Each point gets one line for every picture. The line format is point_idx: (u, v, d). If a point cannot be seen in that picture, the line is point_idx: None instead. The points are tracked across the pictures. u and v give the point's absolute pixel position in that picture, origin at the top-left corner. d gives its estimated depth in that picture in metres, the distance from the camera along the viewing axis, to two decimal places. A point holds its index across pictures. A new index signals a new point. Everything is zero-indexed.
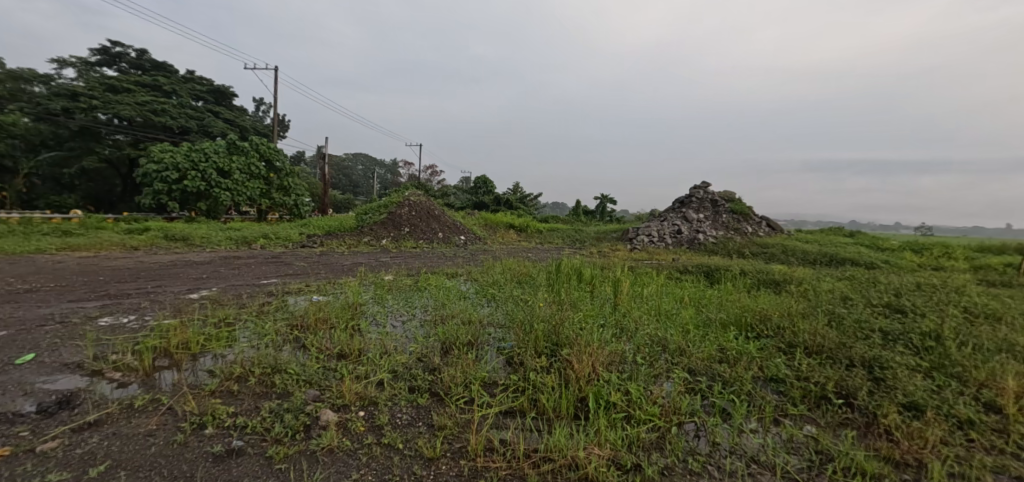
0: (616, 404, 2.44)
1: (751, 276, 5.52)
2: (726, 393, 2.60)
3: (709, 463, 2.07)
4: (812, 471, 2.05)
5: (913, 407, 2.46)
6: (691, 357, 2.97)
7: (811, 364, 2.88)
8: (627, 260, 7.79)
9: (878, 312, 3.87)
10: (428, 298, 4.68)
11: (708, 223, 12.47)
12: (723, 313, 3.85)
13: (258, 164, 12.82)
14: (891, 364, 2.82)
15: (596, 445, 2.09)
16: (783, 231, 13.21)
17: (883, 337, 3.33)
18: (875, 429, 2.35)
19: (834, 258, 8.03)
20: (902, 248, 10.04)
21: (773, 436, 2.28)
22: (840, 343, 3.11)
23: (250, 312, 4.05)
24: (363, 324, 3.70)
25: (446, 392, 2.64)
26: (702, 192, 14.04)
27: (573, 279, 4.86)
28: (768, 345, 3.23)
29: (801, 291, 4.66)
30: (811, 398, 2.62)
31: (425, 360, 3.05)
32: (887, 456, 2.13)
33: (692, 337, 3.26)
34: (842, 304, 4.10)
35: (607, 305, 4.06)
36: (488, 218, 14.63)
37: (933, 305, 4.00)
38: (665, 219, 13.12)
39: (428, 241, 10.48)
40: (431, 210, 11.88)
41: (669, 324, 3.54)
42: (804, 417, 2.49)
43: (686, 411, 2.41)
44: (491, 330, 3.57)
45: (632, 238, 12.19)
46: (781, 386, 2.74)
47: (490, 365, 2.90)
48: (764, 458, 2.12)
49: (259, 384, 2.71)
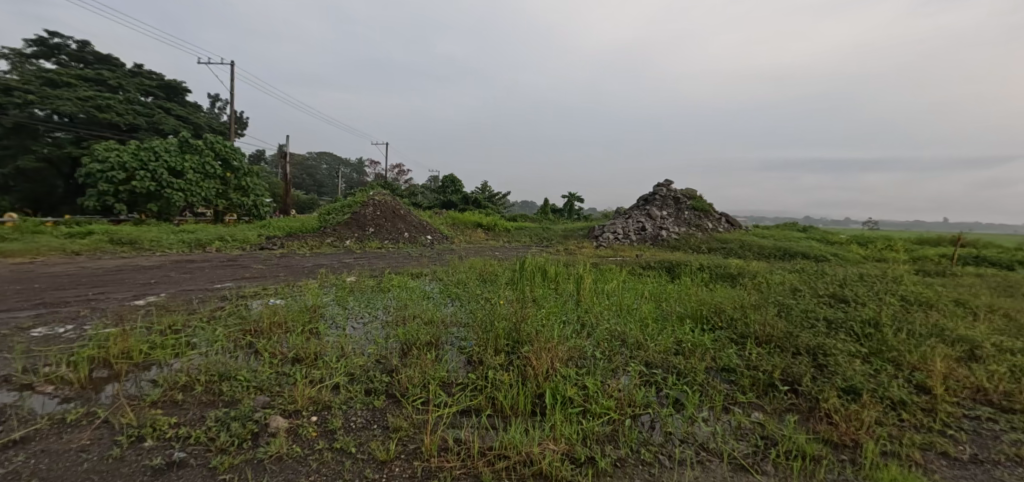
0: (573, 398, 2.46)
1: (709, 270, 5.71)
2: (680, 384, 2.67)
3: (661, 453, 2.11)
4: (757, 456, 2.11)
5: (852, 391, 2.60)
6: (648, 350, 3.02)
7: (760, 353, 3.01)
8: (591, 256, 7.85)
9: (824, 302, 4.07)
10: (391, 299, 4.62)
11: (670, 220, 12.83)
12: (681, 307, 3.96)
13: (213, 163, 12.24)
14: (833, 350, 2.98)
15: (551, 441, 2.11)
16: (742, 227, 13.73)
17: (827, 325, 3.52)
18: (817, 413, 2.46)
19: (787, 252, 8.39)
20: (847, 242, 10.66)
21: (723, 424, 2.37)
22: (787, 332, 3.26)
23: (201, 318, 3.86)
24: (321, 327, 3.60)
25: (404, 393, 2.61)
26: (665, 190, 14.38)
27: (537, 277, 4.88)
28: (722, 336, 3.34)
29: (755, 284, 4.85)
30: (760, 386, 2.72)
31: (384, 361, 3.00)
32: (827, 438, 2.23)
33: (650, 331, 3.33)
34: (792, 295, 4.29)
35: (570, 301, 4.11)
36: (456, 217, 14.55)
37: (873, 294, 4.25)
38: (630, 216, 13.38)
39: (393, 240, 10.33)
40: (397, 210, 11.69)
41: (629, 319, 3.62)
42: (753, 404, 2.59)
43: (641, 403, 2.46)
44: (453, 330, 3.54)
45: (598, 235, 12.35)
46: (732, 375, 2.84)
47: (450, 364, 2.88)
48: (714, 444, 2.18)
49: (206, 393, 2.59)
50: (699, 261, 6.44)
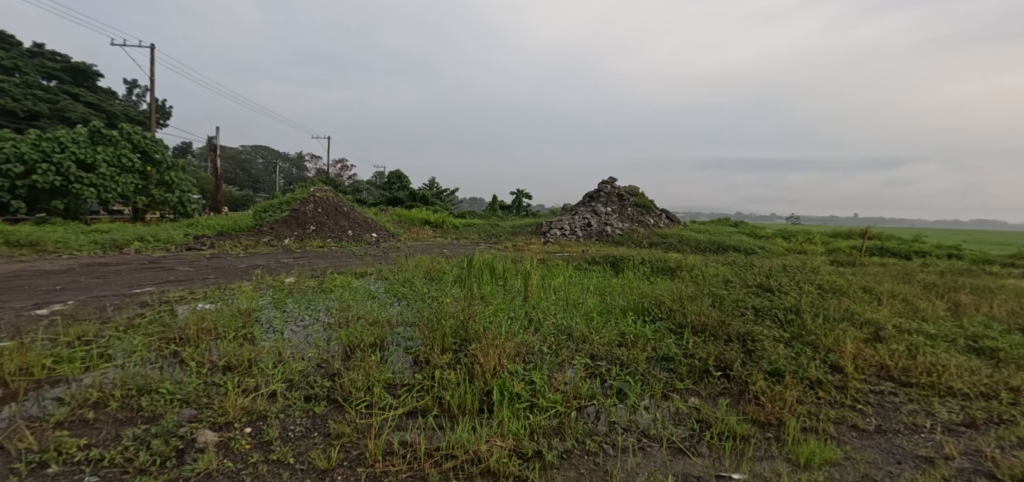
0: (520, 393, 2.48)
1: (650, 264, 5.97)
2: (622, 375, 2.78)
3: (605, 442, 2.18)
4: (693, 438, 2.23)
5: (776, 373, 2.81)
6: (593, 343, 3.11)
7: (696, 342, 3.19)
8: (538, 252, 7.96)
9: (752, 291, 4.39)
10: (333, 299, 4.43)
11: (615, 216, 13.29)
12: (624, 300, 4.11)
13: (131, 156, 11.14)
14: (760, 336, 3.21)
15: (499, 437, 2.12)
16: (680, 222, 14.48)
17: (756, 313, 3.79)
18: (746, 395, 2.64)
19: (720, 245, 8.95)
20: (772, 235, 11.56)
21: (663, 411, 2.48)
22: (720, 320, 3.47)
23: (117, 327, 3.50)
24: (257, 331, 3.38)
25: (346, 398, 2.52)
26: (610, 187, 14.86)
27: (485, 274, 4.87)
28: (661, 327, 3.51)
29: (691, 276, 5.14)
30: (696, 373, 2.88)
31: (325, 365, 2.88)
32: (755, 418, 2.39)
33: (595, 324, 3.44)
34: (724, 286, 4.59)
35: (518, 297, 4.14)
36: (403, 214, 14.22)
37: (794, 283, 4.63)
38: (577, 213, 13.71)
39: (336, 239, 9.92)
40: (340, 207, 11.24)
41: (574, 313, 3.70)
42: (689, 390, 2.73)
43: (586, 395, 2.52)
44: (399, 330, 3.46)
45: (546, 231, 12.54)
46: (671, 363, 2.99)
47: (395, 366, 2.82)
48: (654, 431, 2.28)
49: (122, 409, 2.35)
50: (640, 255, 6.72)
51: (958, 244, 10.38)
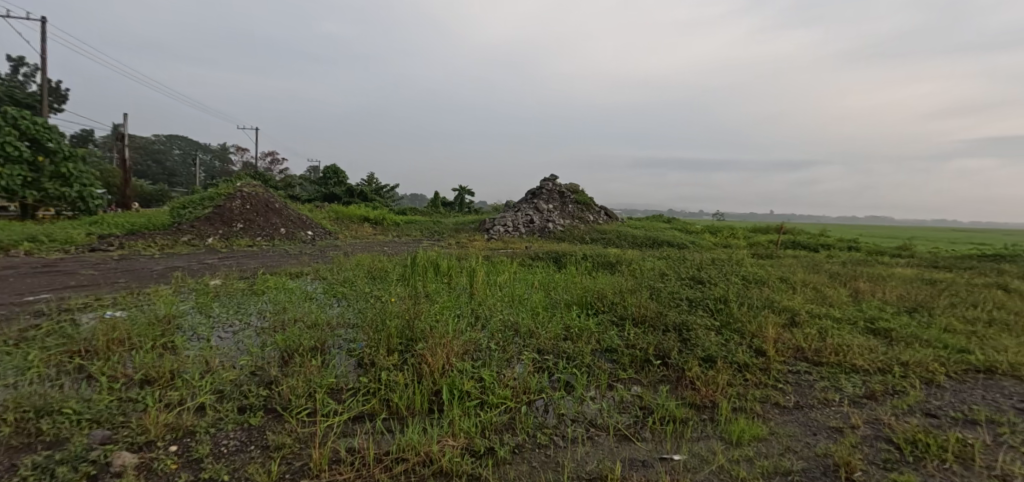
0: (470, 392, 2.47)
1: (591, 259, 6.18)
2: (569, 367, 2.85)
3: (555, 434, 2.23)
4: (637, 424, 2.34)
5: (708, 358, 3.02)
6: (540, 338, 3.16)
7: (637, 333, 3.35)
8: (482, 249, 7.96)
9: (685, 283, 4.69)
10: (266, 302, 4.15)
11: (556, 213, 13.59)
12: (568, 294, 4.22)
13: (16, 144, 9.70)
14: (694, 325, 3.43)
15: (450, 437, 2.10)
16: (618, 219, 15.11)
17: (689, 303, 4.05)
18: (683, 381, 2.81)
19: (655, 241, 9.46)
20: (700, 231, 12.40)
21: (608, 400, 2.58)
22: (658, 312, 3.67)
23: (4, 341, 3.04)
24: (179, 339, 3.09)
25: (286, 406, 2.38)
26: (551, 184, 15.16)
27: (429, 272, 4.79)
28: (604, 320, 3.65)
29: (630, 270, 5.38)
30: (637, 362, 3.02)
31: (261, 372, 2.70)
32: (692, 401, 2.55)
33: (541, 319, 3.50)
34: (660, 279, 4.86)
35: (464, 294, 4.12)
36: (341, 211, 13.59)
37: (721, 275, 5.00)
38: (520, 209, 13.85)
39: (267, 237, 9.29)
40: (271, 203, 10.53)
41: (521, 308, 3.75)
42: (632, 379, 2.86)
43: (535, 389, 2.57)
44: (341, 332, 3.32)
45: (489, 227, 12.55)
46: (614, 354, 3.12)
47: (338, 369, 2.70)
48: (601, 420, 2.37)
49: (16, 435, 2.05)
50: (581, 251, 6.92)
51: (854, 237, 11.75)
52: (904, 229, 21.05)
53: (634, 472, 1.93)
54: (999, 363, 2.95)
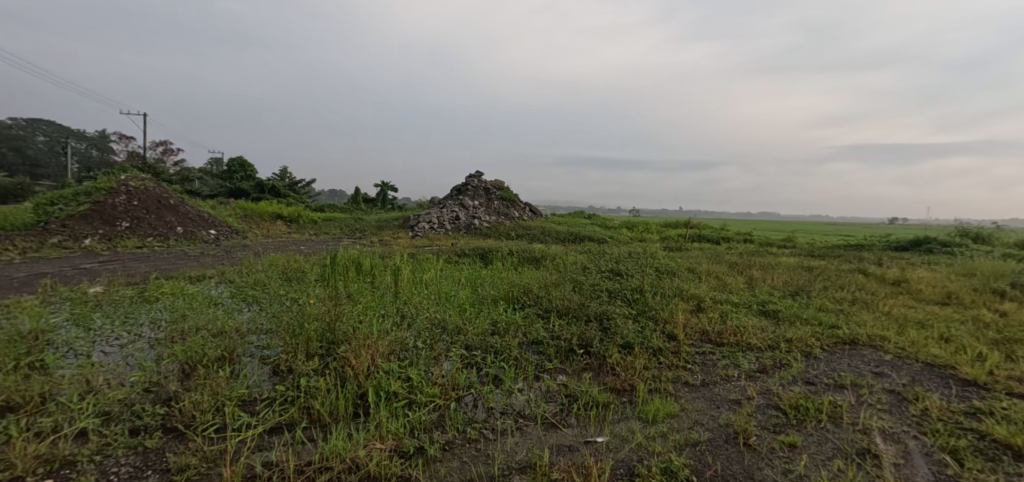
0: (397, 392, 2.41)
1: (516, 254, 6.30)
2: (497, 361, 2.89)
3: (485, 427, 2.26)
4: (562, 412, 2.44)
5: (626, 345, 3.22)
6: (468, 334, 3.17)
7: (562, 324, 3.48)
8: (406, 246, 7.76)
9: (605, 275, 4.96)
10: (161, 309, 3.70)
11: (482, 209, 13.64)
12: (495, 290, 4.27)
13: None
14: (613, 315, 3.64)
15: (377, 439, 2.04)
16: (542, 215, 15.54)
17: (609, 294, 4.29)
18: (604, 367, 2.97)
19: (576, 236, 9.87)
20: (618, 226, 13.17)
21: (536, 390, 2.66)
22: (580, 303, 3.85)
23: None
24: (50, 357, 2.65)
25: (189, 424, 2.15)
26: (477, 180, 15.18)
27: (351, 271, 4.58)
28: (531, 313, 3.75)
29: (554, 265, 5.57)
30: (562, 353, 3.14)
31: (157, 388, 2.41)
32: (612, 386, 2.72)
33: (469, 315, 3.51)
34: (582, 272, 5.09)
35: (388, 293, 4.00)
36: (250, 207, 12.47)
37: (636, 267, 5.36)
38: (445, 206, 13.70)
39: (160, 237, 8.27)
40: (164, 199, 9.37)
41: (448, 305, 3.72)
42: (557, 369, 2.97)
43: (464, 385, 2.57)
44: (252, 339, 3.06)
45: (414, 224, 12.27)
46: (540, 346, 3.21)
47: (251, 379, 2.50)
48: (529, 410, 2.43)
49: None
50: (506, 246, 7.03)
51: (746, 231, 13.21)
52: (785, 224, 24.09)
53: (561, 457, 2.01)
54: (859, 335, 3.50)
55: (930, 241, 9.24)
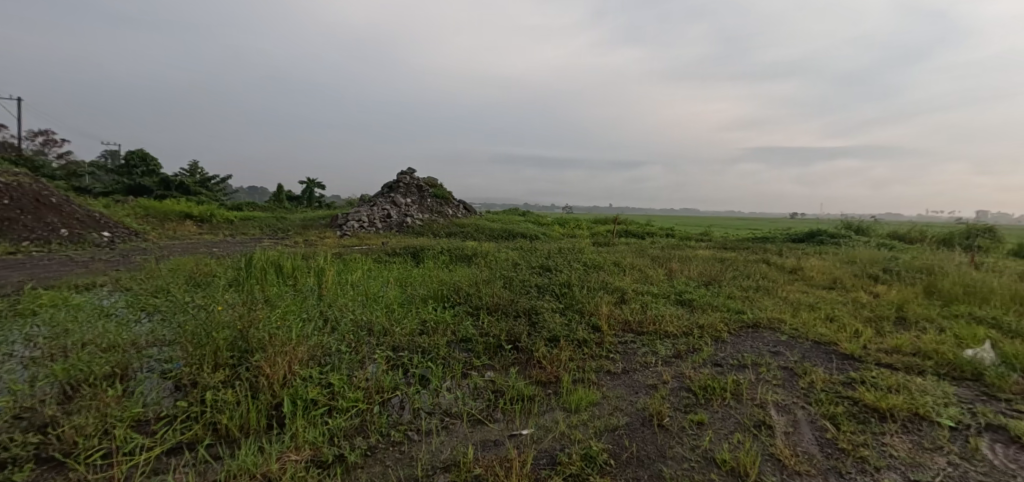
0: (316, 399, 2.29)
1: (448, 252, 6.25)
2: (424, 361, 2.84)
3: (410, 429, 2.22)
4: (489, 408, 2.45)
5: (553, 338, 3.31)
6: (395, 335, 3.08)
7: (491, 321, 3.51)
8: (333, 247, 7.40)
9: (534, 271, 5.07)
10: (37, 323, 3.23)
11: (415, 207, 13.36)
12: (425, 289, 4.21)
13: None
14: (541, 310, 3.73)
15: (292, 450, 1.94)
16: (477, 212, 15.53)
17: (538, 290, 4.39)
18: (532, 361, 3.03)
19: (510, 233, 9.98)
20: (551, 223, 13.47)
21: (464, 388, 2.65)
22: (510, 299, 3.90)
23: None
24: None
25: (70, 452, 1.91)
26: (409, 178, 14.83)
27: (269, 274, 4.29)
28: (461, 311, 3.73)
29: (485, 262, 5.59)
30: (491, 349, 3.16)
31: (29, 413, 2.11)
32: (538, 379, 2.78)
33: (397, 316, 3.42)
34: (513, 268, 5.16)
35: (310, 295, 3.80)
36: (154, 206, 11.22)
37: (565, 262, 5.53)
38: (376, 204, 13.24)
39: (39, 241, 7.20)
40: (44, 197, 8.18)
41: (375, 306, 3.60)
42: (486, 365, 2.99)
43: (390, 388, 2.50)
44: (150, 351, 2.76)
45: (342, 223, 11.73)
46: (469, 344, 3.21)
47: (147, 397, 2.26)
48: (456, 408, 2.42)
49: None
50: (437, 245, 6.94)
51: (667, 226, 14.11)
52: (704, 220, 26.05)
53: (485, 453, 2.03)
54: (760, 319, 3.87)
55: (822, 233, 10.43)
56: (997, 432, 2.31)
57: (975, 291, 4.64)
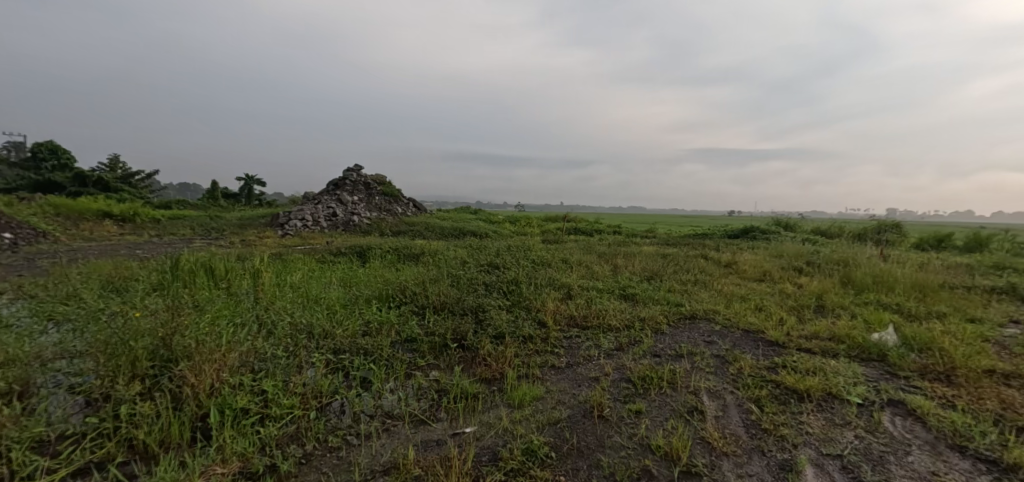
0: (247, 407, 2.18)
1: (395, 251, 6.12)
2: (366, 363, 2.77)
3: (349, 433, 2.17)
4: (432, 407, 2.44)
5: (499, 335, 3.34)
6: (335, 337, 2.98)
7: (437, 320, 3.47)
8: (272, 247, 7.03)
9: (483, 269, 5.07)
10: None
11: (363, 205, 12.98)
12: (369, 289, 4.10)
13: None
14: (488, 308, 3.74)
15: (219, 463, 1.84)
16: (428, 210, 15.32)
17: (486, 287, 4.40)
18: (477, 358, 3.03)
19: (460, 231, 9.93)
20: (502, 221, 13.53)
21: (407, 389, 2.61)
22: (457, 298, 3.88)
23: None
24: None
25: None
26: (356, 175, 14.37)
27: (198, 276, 4.01)
28: (406, 310, 3.67)
29: (433, 261, 5.54)
30: (436, 348, 3.14)
31: None
32: (483, 377, 2.79)
33: (338, 317, 3.31)
34: (461, 267, 5.14)
35: (244, 298, 3.59)
36: (66, 203, 10.14)
37: (513, 259, 5.58)
38: (321, 201, 12.72)
39: None
40: None
41: (315, 308, 3.47)
42: (430, 365, 2.96)
43: (328, 392, 2.42)
44: (55, 364, 2.50)
45: (284, 222, 11.17)
46: (414, 344, 3.16)
47: (50, 414, 2.06)
48: (398, 410, 2.38)
49: None
50: (383, 243, 6.78)
51: (615, 223, 14.59)
52: (649, 217, 27.18)
53: (427, 453, 2.01)
54: (696, 311, 4.10)
55: (754, 229, 11.18)
56: (896, 406, 2.58)
57: (882, 280, 5.15)
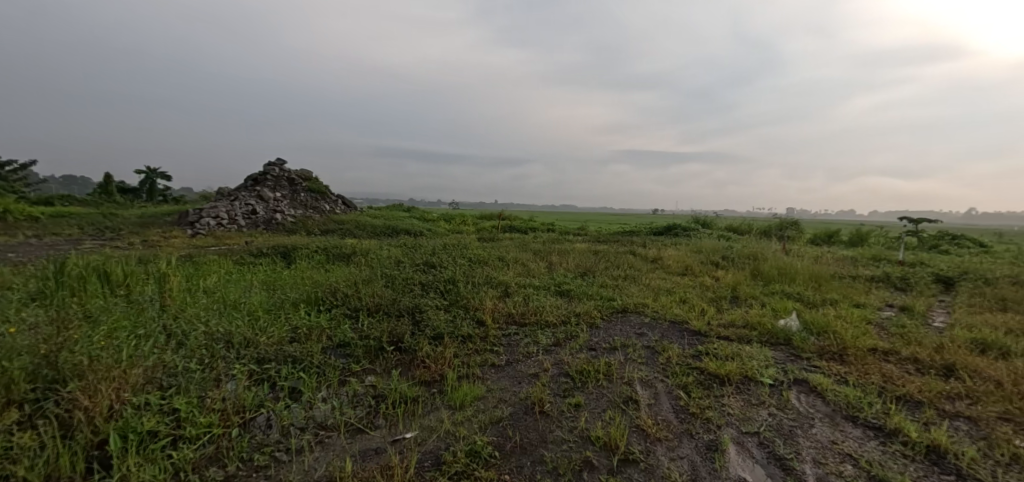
0: (155, 429, 1.93)
1: (323, 251, 5.78)
2: (295, 372, 2.58)
3: (277, 450, 2.02)
4: (369, 414, 2.33)
5: (438, 336, 3.27)
6: (258, 345, 2.75)
7: (372, 323, 3.33)
8: (179, 248, 6.33)
9: (419, 268, 4.95)
10: None
11: (285, 202, 12.12)
12: (296, 292, 3.83)
13: None
14: (426, 308, 3.65)
15: None
16: (358, 208, 14.66)
17: (422, 287, 4.29)
18: (415, 360, 2.95)
19: (394, 230, 9.62)
20: (437, 219, 13.31)
21: (341, 397, 2.47)
22: (392, 299, 3.75)
23: None
24: None
25: None
26: (278, 170, 13.39)
27: (88, 282, 3.51)
28: (337, 314, 3.48)
29: (365, 261, 5.30)
30: (371, 352, 3.00)
31: None
32: (422, 379, 2.72)
33: (261, 324, 3.06)
34: (396, 266, 4.97)
35: (147, 305, 3.20)
36: None
37: (450, 258, 5.51)
38: (237, 198, 11.70)
39: None
40: None
41: (233, 314, 3.17)
42: (365, 369, 2.83)
43: (252, 406, 2.22)
44: None
45: (194, 220, 10.11)
46: (347, 349, 3.01)
47: None
48: (331, 420, 2.25)
49: None
50: (310, 243, 6.37)
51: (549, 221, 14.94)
52: (581, 215, 28.17)
53: (366, 464, 1.92)
54: (627, 305, 4.31)
55: (677, 227, 12.00)
56: (801, 384, 2.90)
57: (785, 272, 5.76)
